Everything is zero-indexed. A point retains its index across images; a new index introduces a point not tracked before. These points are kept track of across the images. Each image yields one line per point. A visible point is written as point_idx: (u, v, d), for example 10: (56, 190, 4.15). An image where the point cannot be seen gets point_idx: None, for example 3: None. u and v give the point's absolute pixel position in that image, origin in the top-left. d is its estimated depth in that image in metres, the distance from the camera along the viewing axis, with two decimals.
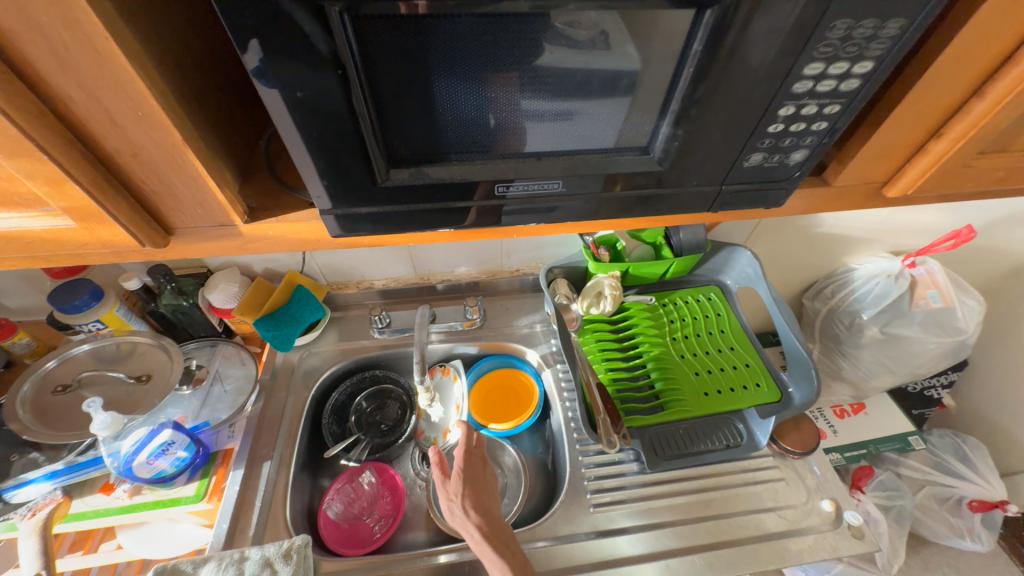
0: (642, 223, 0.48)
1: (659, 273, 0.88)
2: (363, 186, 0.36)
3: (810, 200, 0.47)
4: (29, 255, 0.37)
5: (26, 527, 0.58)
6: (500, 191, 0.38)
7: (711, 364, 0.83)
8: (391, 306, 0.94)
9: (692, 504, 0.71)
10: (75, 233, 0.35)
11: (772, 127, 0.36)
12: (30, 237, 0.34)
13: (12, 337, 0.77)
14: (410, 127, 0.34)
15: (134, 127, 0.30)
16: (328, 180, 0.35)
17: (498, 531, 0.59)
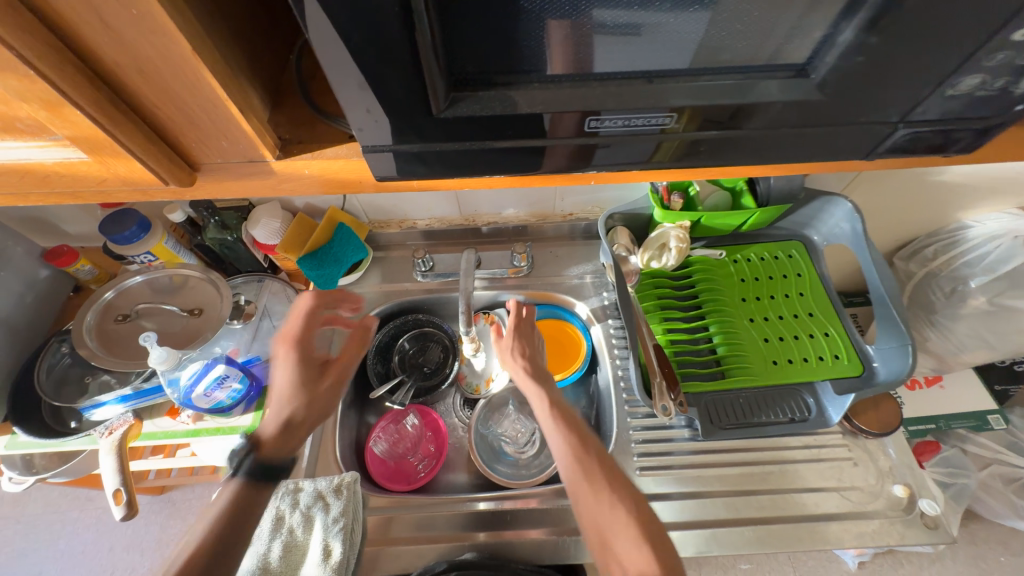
0: (749, 169, 0.39)
1: (734, 225, 0.77)
2: (417, 118, 0.30)
3: (979, 144, 0.36)
4: (50, 192, 0.33)
5: (104, 444, 0.63)
6: (591, 126, 0.32)
7: (783, 330, 0.74)
8: (434, 248, 0.90)
9: (745, 477, 0.67)
10: (89, 168, 0.31)
11: (1019, 35, 0.27)
12: (41, 170, 0.31)
13: (75, 264, 0.78)
14: (474, 41, 0.28)
15: (132, 33, 0.24)
16: (376, 111, 0.30)
17: (542, 376, 0.68)
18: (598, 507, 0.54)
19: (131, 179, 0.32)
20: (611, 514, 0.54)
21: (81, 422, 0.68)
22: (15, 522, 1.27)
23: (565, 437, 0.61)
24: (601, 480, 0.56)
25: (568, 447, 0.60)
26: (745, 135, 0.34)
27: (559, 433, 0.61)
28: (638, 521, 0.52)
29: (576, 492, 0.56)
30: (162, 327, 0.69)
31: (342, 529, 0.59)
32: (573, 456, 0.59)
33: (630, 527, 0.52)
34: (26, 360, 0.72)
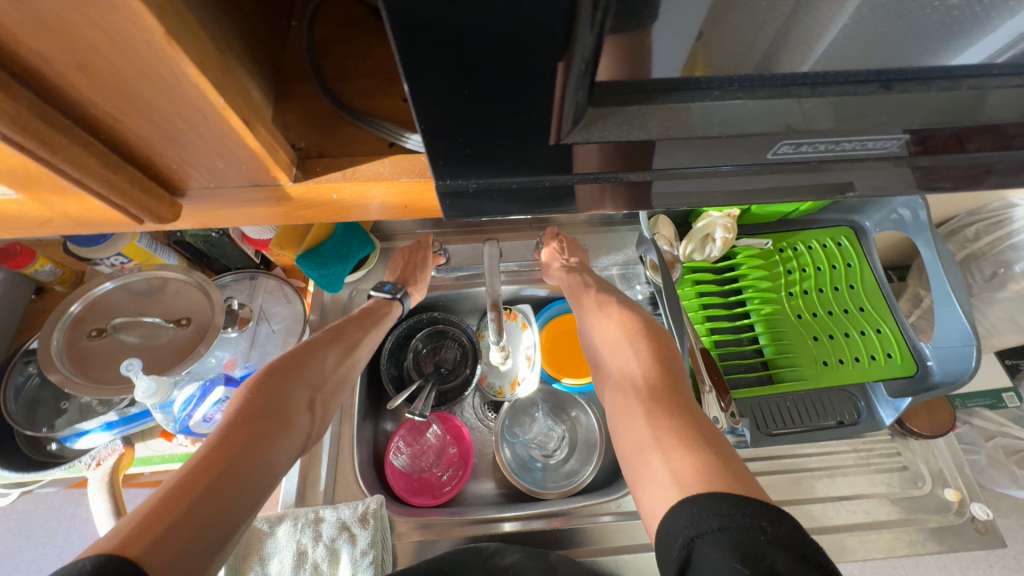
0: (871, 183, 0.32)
1: (784, 211, 0.71)
2: (502, 144, 0.24)
3: None
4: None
5: (94, 479, 0.55)
6: (782, 151, 0.27)
7: (833, 328, 0.69)
8: (447, 238, 0.81)
9: (792, 485, 0.64)
10: (19, 206, 0.26)
11: None
12: None
13: (33, 264, 0.67)
14: (606, 49, 0.21)
15: (104, 48, 0.18)
16: (468, 142, 0.24)
17: (582, 262, 0.74)
18: (604, 329, 0.64)
19: (82, 214, 0.28)
20: (615, 339, 0.62)
21: (64, 447, 0.61)
22: (4, 521, 1.20)
23: (585, 286, 0.69)
24: (617, 317, 0.63)
25: (585, 295, 0.68)
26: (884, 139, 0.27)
27: (582, 287, 0.69)
28: (642, 338, 0.60)
29: (588, 324, 0.66)
30: (145, 342, 0.60)
31: (372, 562, 0.54)
32: (590, 307, 0.67)
33: (631, 337, 0.60)
34: None
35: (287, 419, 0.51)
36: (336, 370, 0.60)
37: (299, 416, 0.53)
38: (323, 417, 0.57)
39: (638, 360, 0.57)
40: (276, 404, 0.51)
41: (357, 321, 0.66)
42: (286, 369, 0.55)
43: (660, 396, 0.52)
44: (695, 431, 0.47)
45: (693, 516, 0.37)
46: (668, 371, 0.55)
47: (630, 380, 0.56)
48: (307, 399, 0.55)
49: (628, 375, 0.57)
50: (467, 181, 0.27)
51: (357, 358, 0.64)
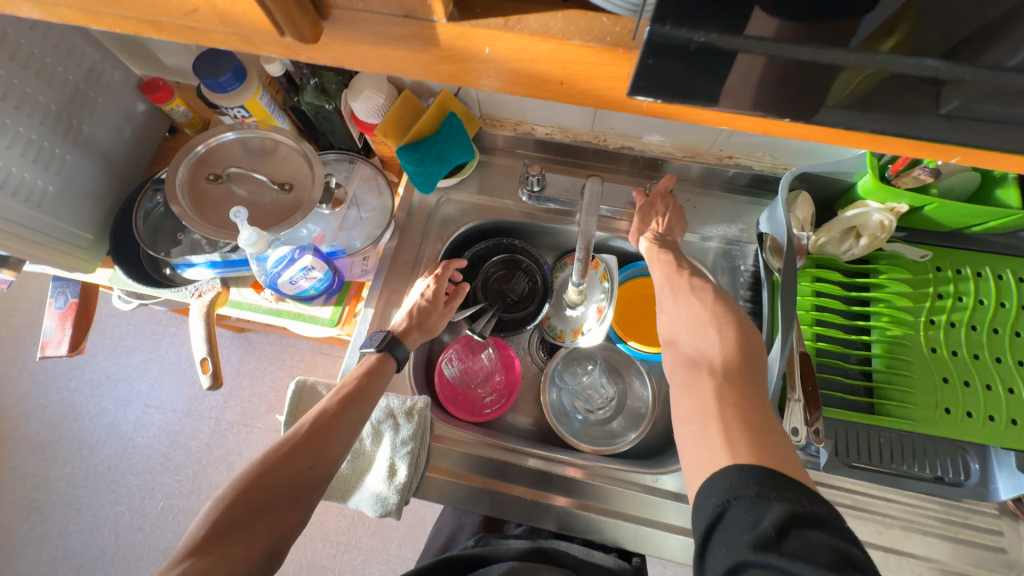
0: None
1: (970, 221, 0.57)
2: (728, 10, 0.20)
3: None
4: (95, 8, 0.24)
5: (195, 305, 0.64)
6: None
7: (974, 375, 0.57)
8: (548, 165, 0.75)
9: (854, 523, 0.57)
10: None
11: None
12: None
13: (170, 103, 0.71)
14: None
15: None
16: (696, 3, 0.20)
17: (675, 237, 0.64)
18: (683, 301, 0.53)
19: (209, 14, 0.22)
20: (689, 312, 0.52)
21: (175, 273, 0.68)
22: (125, 325, 1.45)
23: (671, 258, 0.59)
24: (701, 290, 0.54)
25: (670, 263, 0.58)
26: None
27: (668, 255, 0.59)
28: (726, 317, 0.50)
29: (664, 288, 0.56)
30: (252, 197, 0.63)
31: (408, 453, 0.57)
32: (673, 272, 0.57)
33: (715, 313, 0.50)
34: (123, 204, 0.70)
35: (240, 549, 0.42)
36: (312, 476, 0.48)
37: (259, 538, 0.44)
38: (292, 532, 0.46)
39: (713, 341, 0.48)
40: (233, 527, 0.43)
41: (350, 408, 0.53)
42: (253, 480, 0.45)
43: (743, 394, 0.43)
44: (760, 439, 0.40)
45: (729, 479, 0.37)
46: (747, 366, 0.46)
47: (701, 358, 0.47)
48: (271, 519, 0.45)
49: (698, 353, 0.48)
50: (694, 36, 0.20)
51: (344, 453, 0.51)
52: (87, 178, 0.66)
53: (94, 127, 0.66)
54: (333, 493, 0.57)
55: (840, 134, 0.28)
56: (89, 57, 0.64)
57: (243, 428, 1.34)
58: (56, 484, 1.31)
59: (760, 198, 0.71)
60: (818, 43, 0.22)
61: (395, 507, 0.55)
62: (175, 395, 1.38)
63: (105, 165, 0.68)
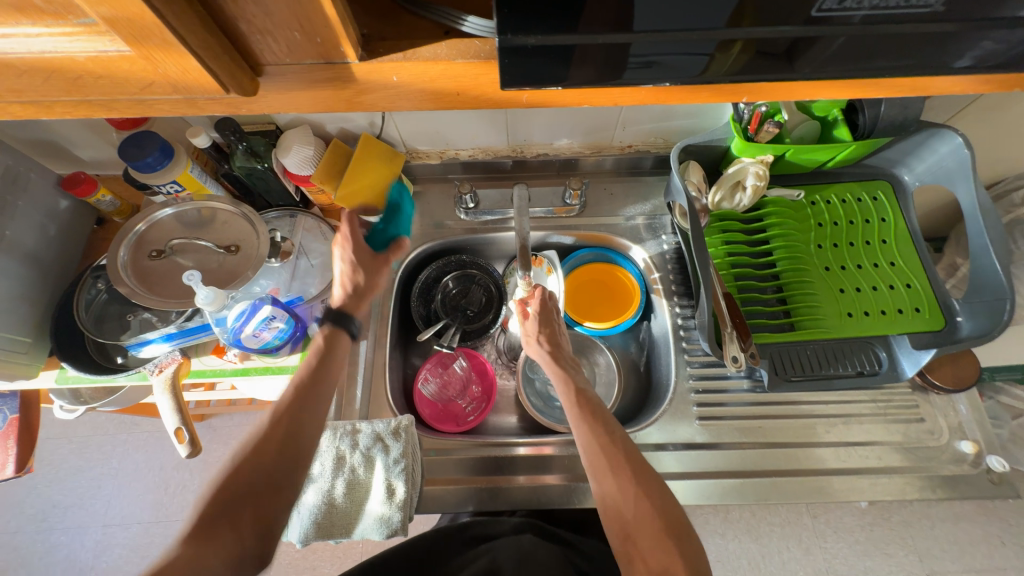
0: (886, 91, 0.35)
1: (823, 159, 0.68)
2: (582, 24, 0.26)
3: None
4: (40, 99, 0.26)
5: (157, 382, 0.63)
6: (827, 7, 0.26)
7: (861, 281, 0.68)
8: (476, 183, 0.83)
9: (806, 430, 0.65)
10: (94, 82, 0.24)
11: None
12: (33, 70, 0.24)
13: (95, 193, 0.71)
14: None
15: None
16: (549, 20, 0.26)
17: (567, 360, 0.62)
18: (605, 483, 0.49)
19: (152, 85, 0.25)
20: (618, 496, 0.48)
21: (127, 358, 0.67)
22: (67, 443, 1.33)
23: (576, 416, 0.55)
24: (614, 459, 0.50)
25: (581, 425, 0.54)
26: (951, 31, 0.27)
27: (574, 412, 0.55)
28: (645, 494, 0.47)
29: (585, 461, 0.52)
30: (198, 264, 0.64)
31: (403, 470, 0.59)
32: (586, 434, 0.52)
33: (634, 495, 0.47)
34: (61, 298, 0.68)
35: (249, 510, 0.47)
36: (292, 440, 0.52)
37: (262, 498, 0.48)
38: (285, 487, 0.50)
39: (642, 536, 0.45)
40: (238, 493, 0.47)
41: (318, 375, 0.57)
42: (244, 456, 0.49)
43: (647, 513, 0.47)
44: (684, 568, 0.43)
45: None
46: (682, 552, 0.44)
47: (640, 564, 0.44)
48: (263, 484, 0.49)
49: (634, 555, 0.45)
50: (530, 38, 0.26)
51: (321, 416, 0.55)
52: (18, 281, 0.64)
53: (18, 230, 0.65)
54: (335, 531, 0.58)
55: (701, 93, 0.35)
56: (2, 163, 0.63)
57: None
58: None
59: (665, 174, 0.82)
60: None
61: (400, 525, 0.57)
62: (137, 506, 1.27)
63: (33, 266, 0.67)
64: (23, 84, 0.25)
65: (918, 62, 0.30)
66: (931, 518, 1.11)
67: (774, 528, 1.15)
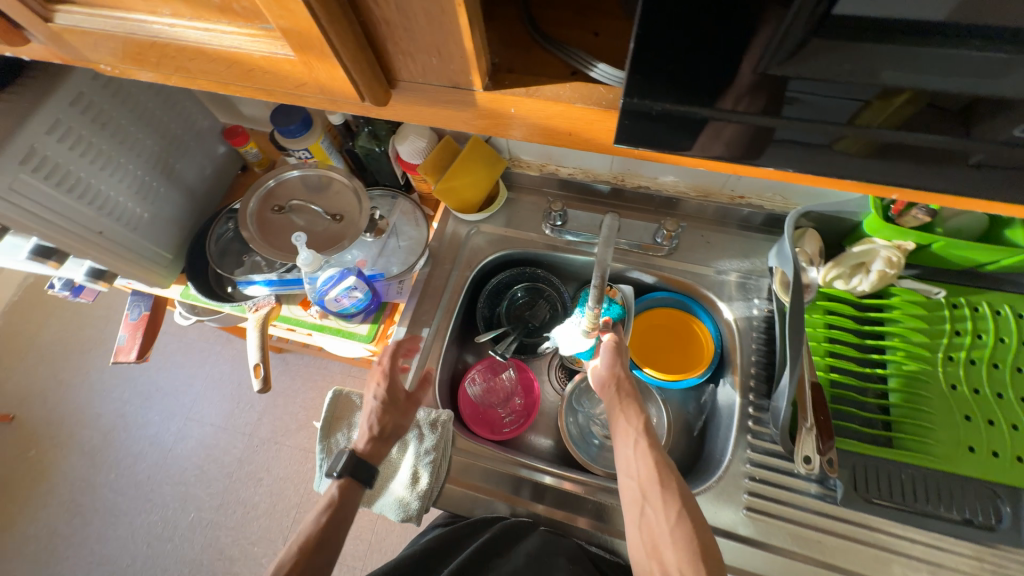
0: None
1: (980, 260, 0.58)
2: (712, 93, 0.25)
3: None
4: (223, 81, 0.31)
5: (251, 318, 0.72)
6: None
7: (998, 414, 0.56)
8: (568, 201, 0.82)
9: (877, 564, 0.56)
10: (263, 75, 0.28)
11: None
12: (221, 59, 0.28)
13: (245, 146, 0.83)
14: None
15: None
16: (673, 84, 0.25)
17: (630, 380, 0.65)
18: (653, 500, 0.52)
19: (306, 84, 0.28)
20: (660, 511, 0.51)
21: (235, 291, 0.77)
22: (177, 342, 1.58)
23: (636, 436, 0.57)
24: (664, 475, 0.53)
25: (638, 444, 0.56)
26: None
27: (635, 430, 0.58)
28: (691, 517, 0.50)
29: (636, 477, 0.55)
30: (308, 225, 0.72)
31: (431, 462, 0.61)
32: (644, 451, 0.55)
33: (681, 515, 0.50)
34: (199, 229, 0.81)
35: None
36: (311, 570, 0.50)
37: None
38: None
39: (676, 553, 0.48)
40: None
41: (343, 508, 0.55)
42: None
43: (688, 535, 0.49)
44: None
45: None
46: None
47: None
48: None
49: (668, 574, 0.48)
50: (655, 104, 0.26)
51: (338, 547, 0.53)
52: (175, 208, 0.77)
53: (184, 165, 0.78)
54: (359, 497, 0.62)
55: (845, 183, 0.32)
56: (185, 109, 0.76)
57: (273, 445, 1.41)
58: (101, 490, 1.40)
59: (775, 234, 0.74)
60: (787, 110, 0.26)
61: (416, 513, 0.59)
62: (214, 410, 1.47)
63: (188, 197, 0.80)
64: (211, 68, 0.29)
65: None
66: None
67: None
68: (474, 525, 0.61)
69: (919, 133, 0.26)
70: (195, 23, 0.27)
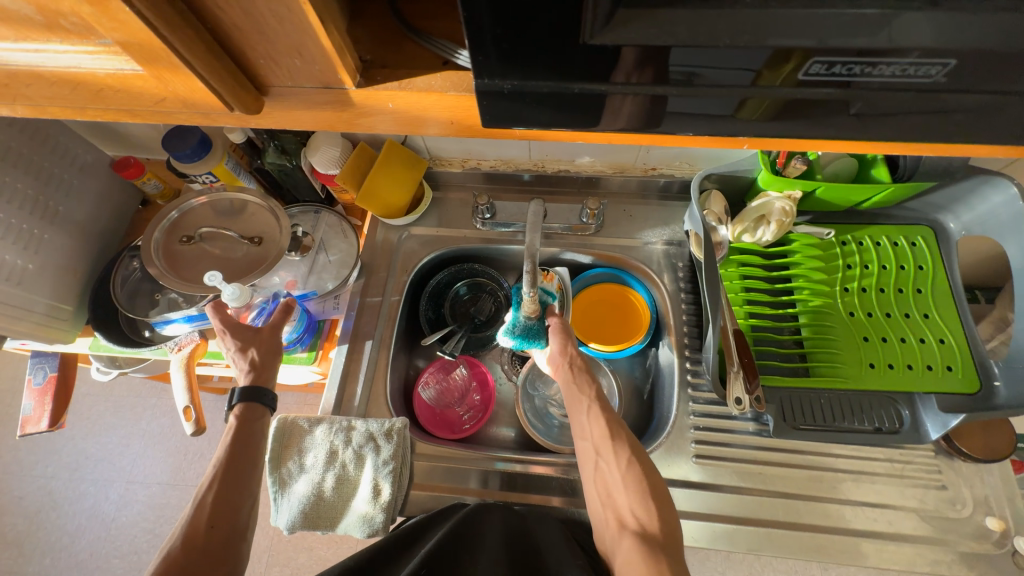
0: (914, 146, 0.33)
1: (857, 199, 0.65)
2: (571, 70, 0.25)
3: None
4: (73, 107, 0.28)
5: (175, 359, 0.67)
6: (813, 73, 0.25)
7: (888, 331, 0.64)
8: (495, 194, 0.83)
9: (811, 482, 0.62)
10: (115, 94, 0.26)
11: None
12: (65, 80, 0.26)
13: (142, 177, 0.76)
14: None
15: None
16: (528, 62, 0.25)
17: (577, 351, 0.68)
18: (606, 451, 0.55)
19: (180, 100, 0.27)
20: (613, 461, 0.54)
21: (154, 333, 0.71)
22: (104, 400, 1.44)
23: (587, 399, 0.60)
24: (615, 428, 0.56)
25: (589, 407, 0.59)
26: (979, 95, 0.25)
27: (585, 393, 0.61)
28: (640, 461, 0.53)
29: (589, 434, 0.57)
30: (224, 251, 0.68)
31: (391, 471, 0.60)
32: (596, 412, 0.58)
33: (631, 462, 0.53)
34: (101, 272, 0.74)
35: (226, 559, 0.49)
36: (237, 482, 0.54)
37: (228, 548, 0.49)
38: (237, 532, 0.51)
39: (629, 496, 0.51)
40: (203, 552, 0.48)
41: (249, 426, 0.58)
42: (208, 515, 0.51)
43: (640, 478, 0.52)
44: (664, 539, 0.48)
45: None
46: (664, 517, 0.50)
47: (630, 524, 0.50)
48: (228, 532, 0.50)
49: (623, 518, 0.51)
50: (507, 82, 0.26)
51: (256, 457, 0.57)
52: (66, 254, 0.70)
53: (69, 206, 0.71)
54: (321, 522, 0.60)
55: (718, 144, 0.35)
56: (61, 143, 0.69)
57: None
58: None
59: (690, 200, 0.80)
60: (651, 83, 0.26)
61: (381, 526, 0.59)
62: (158, 467, 1.36)
63: (81, 240, 0.72)
64: (54, 93, 0.27)
65: (947, 123, 0.27)
66: None
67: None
68: (435, 515, 0.60)
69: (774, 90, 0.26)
70: (33, 45, 0.25)
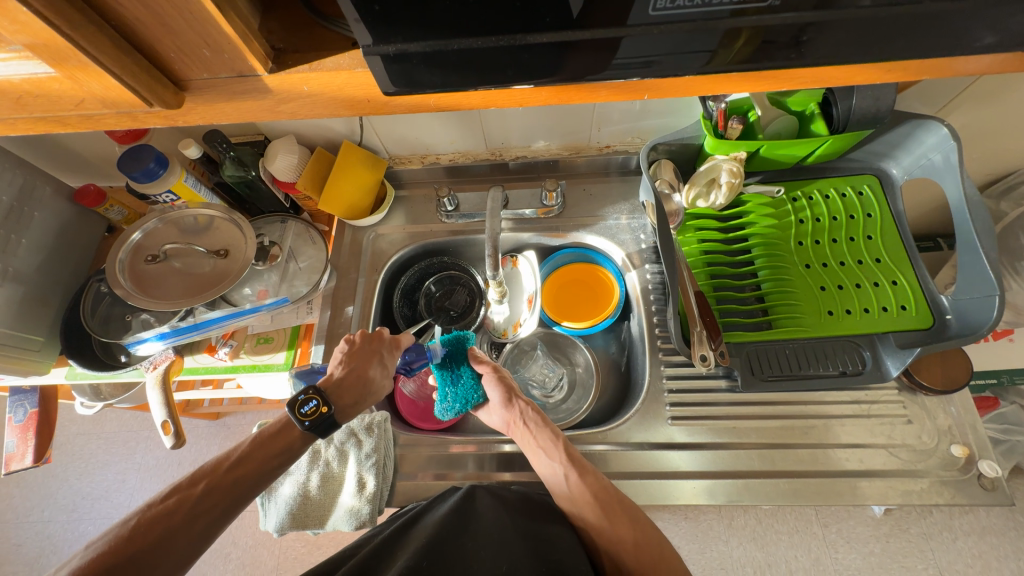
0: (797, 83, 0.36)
1: (801, 155, 0.66)
2: (449, 25, 0.27)
3: None
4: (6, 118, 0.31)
5: (150, 378, 0.69)
6: (660, 7, 0.27)
7: (843, 279, 0.66)
8: (457, 186, 0.85)
9: (784, 431, 0.64)
10: (39, 97, 0.29)
11: None
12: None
13: (104, 204, 0.77)
14: None
15: None
16: (407, 27, 0.27)
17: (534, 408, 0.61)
18: (604, 527, 0.52)
19: (105, 99, 0.30)
20: (613, 536, 0.52)
21: (130, 356, 0.72)
22: (96, 438, 1.43)
23: (566, 472, 0.55)
24: (606, 502, 0.53)
25: (572, 481, 0.55)
26: (824, 20, 0.28)
27: (562, 466, 0.56)
28: (640, 528, 0.51)
29: (581, 512, 0.54)
30: (190, 267, 0.68)
31: (374, 464, 0.61)
32: (580, 485, 0.54)
33: (631, 531, 0.51)
34: (69, 301, 0.74)
35: (166, 565, 0.42)
36: (237, 500, 0.46)
37: (175, 554, 0.43)
38: (192, 548, 0.44)
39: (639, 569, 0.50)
40: (173, 528, 0.43)
41: (291, 446, 0.49)
42: (201, 491, 0.45)
43: (645, 547, 0.50)
44: None
45: None
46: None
47: None
48: (185, 539, 0.43)
49: None
50: (395, 47, 0.28)
51: (274, 476, 0.49)
52: (32, 284, 0.70)
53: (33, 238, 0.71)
54: (310, 521, 0.62)
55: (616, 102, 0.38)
56: (19, 177, 0.69)
57: None
58: None
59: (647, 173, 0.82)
60: (524, 29, 0.28)
61: (368, 516, 0.59)
62: None
63: (48, 270, 0.73)
64: None
65: (804, 53, 0.30)
66: (954, 530, 1.08)
67: (782, 537, 1.11)
68: (434, 498, 0.60)
69: (634, 39, 0.29)
70: None
